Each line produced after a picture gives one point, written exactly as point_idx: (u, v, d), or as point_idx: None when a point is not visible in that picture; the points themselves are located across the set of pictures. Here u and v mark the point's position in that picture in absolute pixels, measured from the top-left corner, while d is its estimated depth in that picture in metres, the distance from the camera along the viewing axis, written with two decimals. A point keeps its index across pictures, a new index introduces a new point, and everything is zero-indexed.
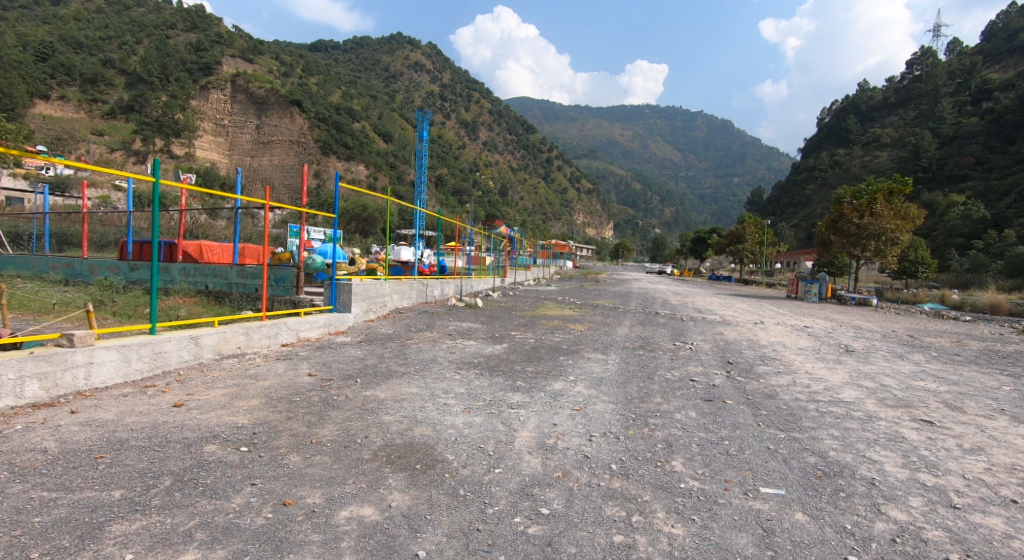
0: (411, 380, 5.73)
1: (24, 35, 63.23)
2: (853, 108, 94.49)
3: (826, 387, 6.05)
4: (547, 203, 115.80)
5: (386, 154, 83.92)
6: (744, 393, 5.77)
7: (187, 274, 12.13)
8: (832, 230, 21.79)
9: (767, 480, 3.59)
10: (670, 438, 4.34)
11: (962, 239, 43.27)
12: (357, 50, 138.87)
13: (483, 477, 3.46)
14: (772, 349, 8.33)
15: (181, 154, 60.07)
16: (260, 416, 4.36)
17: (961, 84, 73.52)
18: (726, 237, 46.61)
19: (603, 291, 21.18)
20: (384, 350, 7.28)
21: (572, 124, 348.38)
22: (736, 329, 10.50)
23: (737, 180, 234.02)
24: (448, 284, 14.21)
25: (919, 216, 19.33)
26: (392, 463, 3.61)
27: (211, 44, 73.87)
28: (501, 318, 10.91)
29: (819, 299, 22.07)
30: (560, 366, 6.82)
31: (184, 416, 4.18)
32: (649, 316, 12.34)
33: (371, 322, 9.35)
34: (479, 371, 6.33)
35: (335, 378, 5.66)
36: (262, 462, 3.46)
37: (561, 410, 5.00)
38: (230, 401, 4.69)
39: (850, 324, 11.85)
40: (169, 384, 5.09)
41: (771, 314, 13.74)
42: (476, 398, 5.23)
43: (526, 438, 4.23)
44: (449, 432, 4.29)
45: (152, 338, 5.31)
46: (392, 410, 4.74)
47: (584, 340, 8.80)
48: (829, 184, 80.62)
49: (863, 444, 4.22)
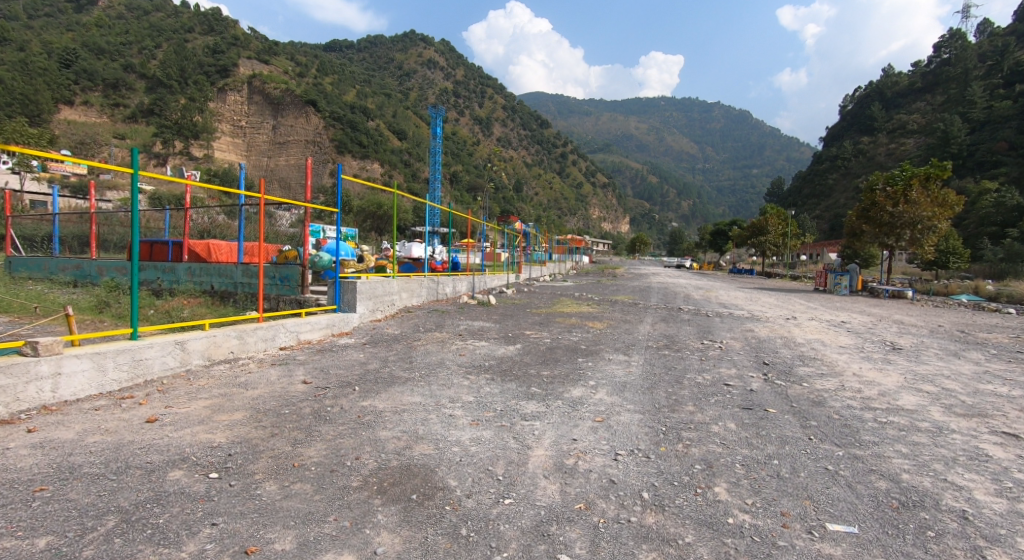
0: (415, 387, 5.21)
1: (48, 42, 64.48)
2: (877, 94, 91.79)
3: (881, 391, 5.39)
4: (562, 198, 114.73)
5: (400, 151, 83.88)
6: (787, 399, 5.13)
7: (192, 274, 11.74)
8: (863, 220, 20.66)
9: (834, 512, 3.01)
10: (709, 456, 3.75)
11: (996, 227, 41.73)
12: (370, 49, 139.66)
13: (491, 510, 2.91)
14: (811, 348, 7.59)
15: (200, 155, 60.52)
16: (240, 432, 3.85)
17: (992, 67, 70.98)
18: (748, 230, 45.27)
19: (622, 287, 20.30)
20: (388, 353, 6.75)
21: (587, 119, 346.07)
22: (767, 326, 9.80)
23: (754, 171, 230.14)
24: (460, 281, 13.70)
25: (959, 203, 18.20)
26: (384, 492, 3.07)
27: (227, 47, 74.81)
28: (515, 315, 10.40)
29: (850, 292, 21.04)
30: (578, 370, 6.21)
31: (153, 434, 3.69)
32: (671, 313, 11.67)
33: (377, 323, 8.83)
34: (490, 376, 5.74)
35: (332, 386, 5.16)
36: (231, 494, 2.92)
37: (581, 422, 4.43)
38: (210, 415, 4.19)
39: (890, 318, 11.09)
40: (148, 394, 4.64)
41: (800, 309, 12.98)
42: (485, 408, 4.67)
43: (542, 458, 3.67)
44: (453, 450, 3.75)
45: (132, 345, 4.84)
46: (390, 423, 4.19)
47: (604, 339, 8.16)
48: (853, 174, 78.49)
49: (940, 465, 3.63)
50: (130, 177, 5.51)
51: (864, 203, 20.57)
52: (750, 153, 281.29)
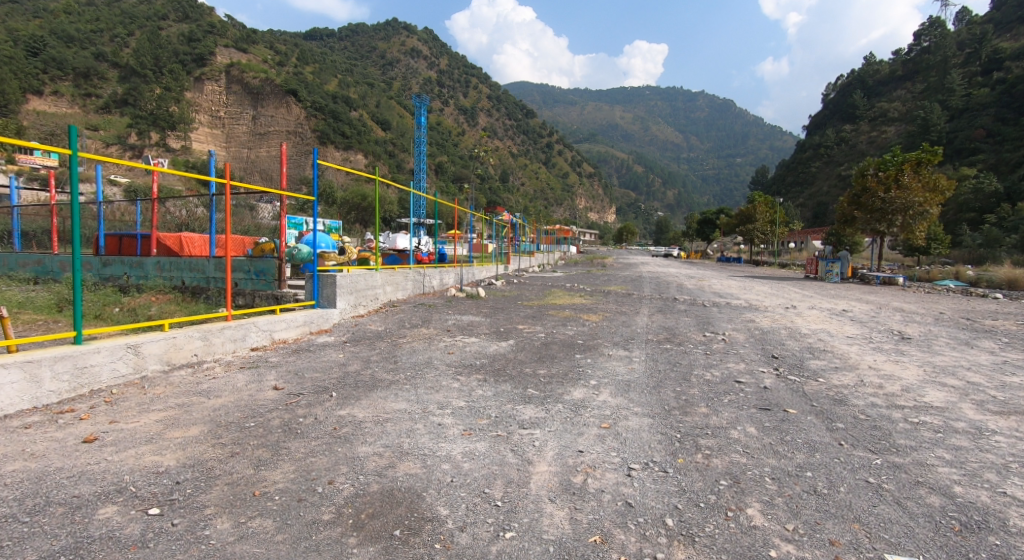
0: (399, 392, 4.69)
1: (15, 30, 62.08)
2: (859, 82, 92.40)
3: (903, 387, 4.95)
4: (549, 188, 114.13)
5: (384, 141, 82.67)
6: (807, 398, 4.69)
7: (161, 269, 11.02)
8: (855, 206, 20.45)
9: (890, 540, 2.58)
10: (733, 470, 3.30)
11: (974, 214, 42.12)
12: (352, 37, 137.32)
13: (488, 550, 2.48)
14: (818, 340, 7.19)
15: (177, 146, 58.87)
16: (193, 453, 3.33)
17: (970, 54, 71.65)
18: (736, 218, 45.20)
19: (614, 278, 19.86)
20: (370, 352, 6.21)
21: (571, 109, 345.45)
22: (768, 316, 9.41)
23: (738, 160, 231.20)
24: (447, 273, 13.14)
25: (950, 188, 18.00)
26: (361, 528, 2.61)
27: (204, 35, 73.02)
28: (505, 309, 9.88)
29: (840, 279, 20.90)
30: (577, 368, 5.73)
31: (89, 457, 3.20)
32: (667, 303, 11.30)
33: (359, 318, 8.27)
34: (483, 377, 5.24)
35: (306, 392, 4.63)
36: (172, 537, 2.47)
37: (586, 429, 3.96)
38: (161, 431, 3.67)
39: (890, 306, 10.77)
40: (92, 407, 4.13)
41: (797, 297, 12.65)
42: (478, 415, 4.18)
43: (545, 476, 3.20)
44: (442, 469, 3.26)
45: (74, 351, 4.32)
46: (370, 437, 3.69)
47: (601, 333, 7.67)
48: (835, 161, 78.86)
49: (992, 474, 3.22)
50: (68, 161, 4.82)
51: (855, 189, 20.34)
52: (733, 142, 282.66)
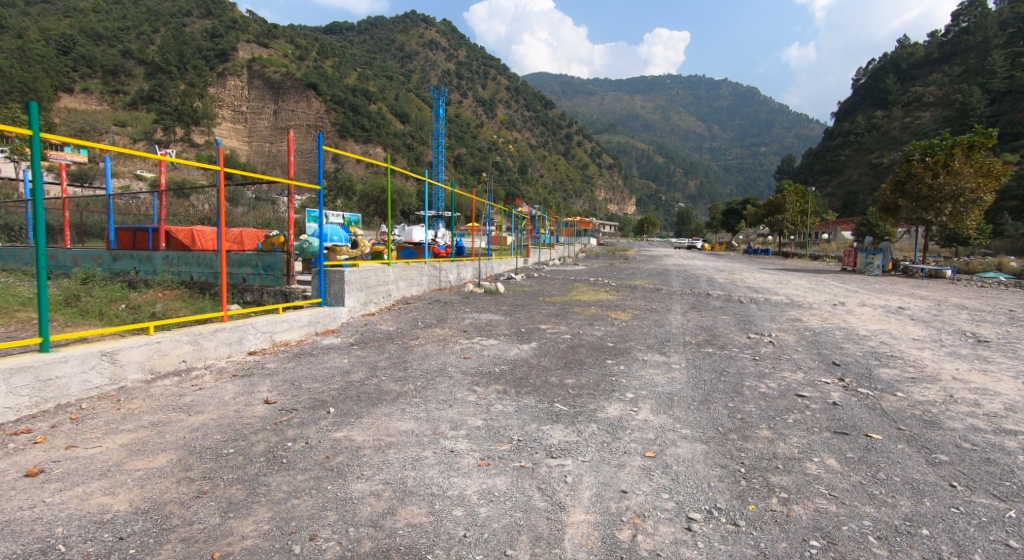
0: (406, 408, 4.05)
1: (46, 29, 63.03)
2: (892, 66, 89.01)
3: (1005, 405, 4.15)
4: (568, 179, 112.83)
5: (404, 134, 82.48)
6: (889, 419, 3.91)
7: (169, 264, 10.56)
8: (899, 193, 19.33)
9: None
10: (823, 521, 2.60)
11: (1017, 202, 40.08)
12: (372, 30, 137.54)
13: None
14: (881, 343, 6.37)
15: (201, 141, 59.18)
16: (152, 493, 2.73)
17: (1013, 35, 68.15)
18: (764, 208, 43.67)
19: (639, 271, 19.06)
20: (378, 357, 5.57)
21: (591, 100, 340.98)
22: (815, 313, 8.60)
23: (763, 150, 225.98)
24: (465, 266, 12.49)
25: (1006, 172, 16.72)
26: None
27: (226, 30, 73.56)
28: (526, 305, 9.22)
29: (882, 272, 19.87)
30: (609, 377, 5.00)
31: (23, 500, 2.62)
32: (700, 299, 10.54)
33: (369, 317, 7.68)
34: (502, 389, 4.56)
35: (301, 407, 4.02)
36: None
37: (629, 460, 3.25)
38: (122, 460, 3.08)
39: (948, 302, 9.83)
40: (53, 426, 3.57)
41: (840, 292, 11.75)
42: (498, 439, 3.51)
43: (583, 528, 2.54)
44: (455, 518, 2.60)
45: (40, 360, 3.81)
46: (367, 470, 3.04)
47: (632, 334, 6.94)
48: (866, 149, 76.33)
49: None
50: (29, 143, 4.24)
51: (899, 175, 19.20)
52: (757, 129, 275.92)
